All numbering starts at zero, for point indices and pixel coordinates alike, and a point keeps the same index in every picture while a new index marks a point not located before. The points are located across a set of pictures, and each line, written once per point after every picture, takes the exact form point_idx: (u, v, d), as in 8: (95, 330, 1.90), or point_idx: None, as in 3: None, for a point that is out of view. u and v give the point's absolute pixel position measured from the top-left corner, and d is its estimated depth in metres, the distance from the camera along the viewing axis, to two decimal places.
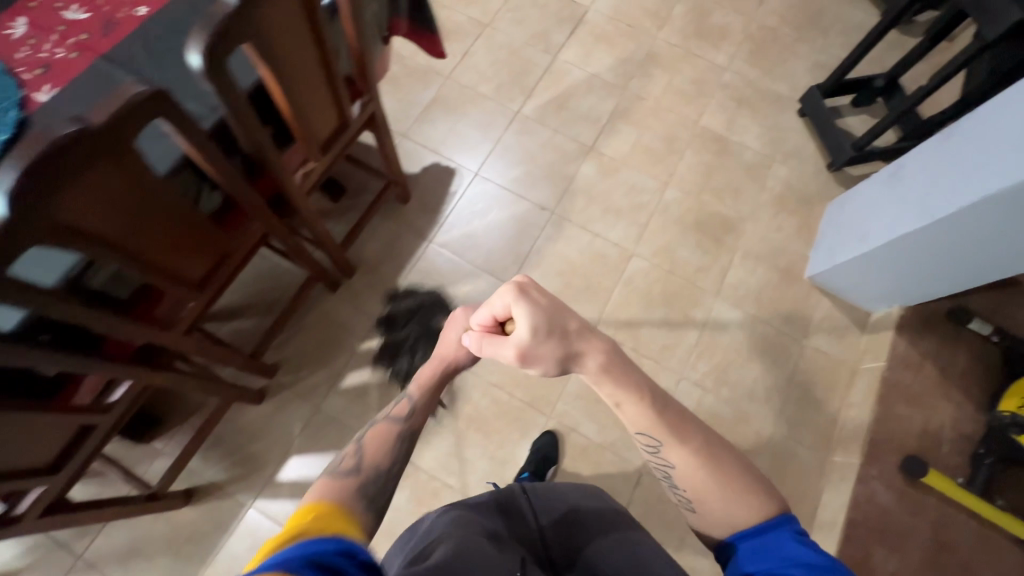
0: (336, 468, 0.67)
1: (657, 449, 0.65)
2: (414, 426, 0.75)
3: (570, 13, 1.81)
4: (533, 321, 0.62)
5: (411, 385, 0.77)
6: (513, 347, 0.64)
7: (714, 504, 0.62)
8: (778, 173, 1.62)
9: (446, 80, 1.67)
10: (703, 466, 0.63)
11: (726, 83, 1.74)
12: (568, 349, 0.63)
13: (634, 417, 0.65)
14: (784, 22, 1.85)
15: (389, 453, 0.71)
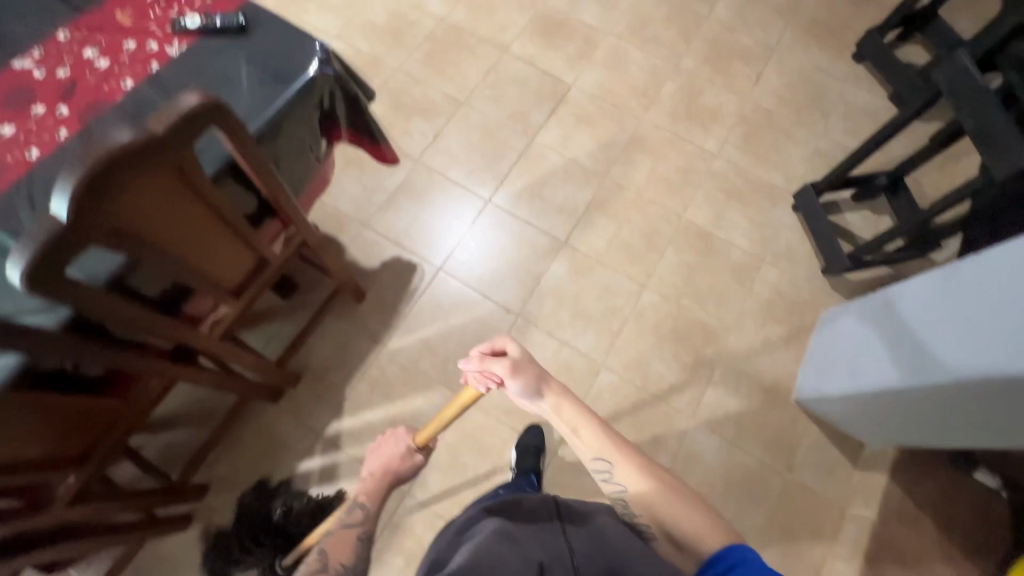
0: (303, 570, 0.72)
1: (609, 472, 0.76)
2: (370, 529, 0.81)
3: (552, 91, 1.71)
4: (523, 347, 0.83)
5: (359, 496, 0.85)
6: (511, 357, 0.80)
7: (666, 518, 0.69)
8: (767, 277, 1.49)
9: (417, 163, 1.59)
10: (654, 484, 0.73)
11: (715, 171, 1.62)
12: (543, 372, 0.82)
13: (586, 442, 0.78)
14: (782, 104, 1.72)
15: (352, 553, 0.77)
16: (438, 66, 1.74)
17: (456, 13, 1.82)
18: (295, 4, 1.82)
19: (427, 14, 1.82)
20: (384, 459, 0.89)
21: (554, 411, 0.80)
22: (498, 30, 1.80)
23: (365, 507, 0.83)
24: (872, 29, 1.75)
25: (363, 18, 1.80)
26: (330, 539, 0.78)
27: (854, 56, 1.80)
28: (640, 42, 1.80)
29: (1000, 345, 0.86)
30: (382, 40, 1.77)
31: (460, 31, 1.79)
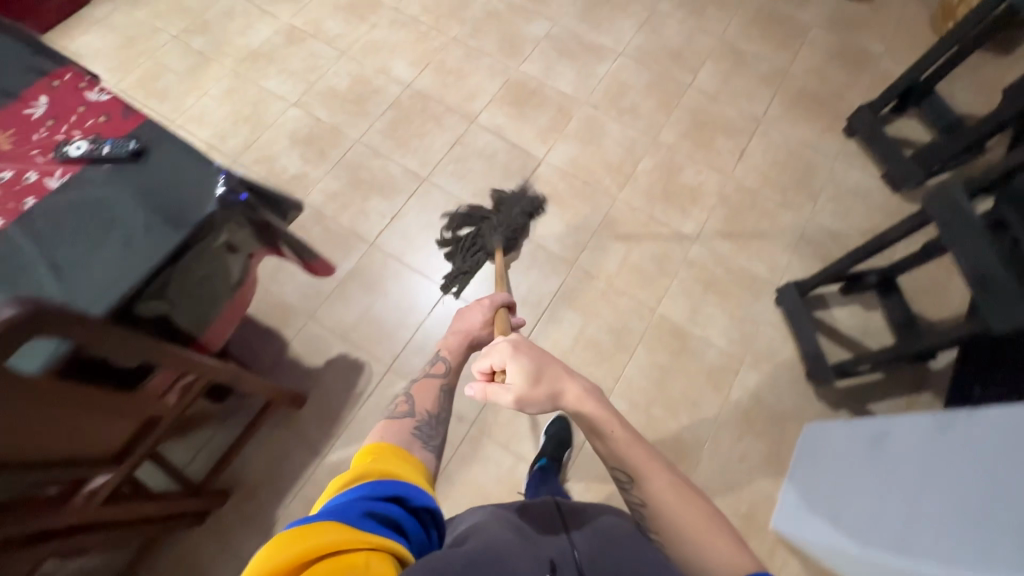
0: (392, 412, 0.75)
1: (630, 485, 0.66)
2: (451, 381, 0.85)
3: (521, 167, 1.61)
4: (525, 370, 0.65)
5: (441, 352, 0.90)
6: (512, 396, 0.66)
7: (686, 545, 0.60)
8: (746, 382, 1.37)
9: (372, 247, 1.48)
10: (676, 500, 0.63)
11: (693, 259, 1.50)
12: (557, 397, 0.66)
13: (611, 450, 0.66)
14: (767, 183, 1.61)
15: (436, 401, 0.80)
16: (401, 136, 1.64)
17: (423, 79, 1.73)
18: (254, 68, 1.73)
19: (393, 79, 1.72)
20: (466, 323, 0.95)
21: (573, 411, 0.67)
22: (467, 97, 1.70)
23: (447, 362, 0.87)
24: (864, 105, 1.64)
25: (325, 84, 1.71)
26: (416, 386, 0.82)
27: (844, 131, 1.69)
28: (617, 113, 1.69)
29: (971, 526, 0.75)
30: (343, 108, 1.67)
31: (426, 98, 1.70)
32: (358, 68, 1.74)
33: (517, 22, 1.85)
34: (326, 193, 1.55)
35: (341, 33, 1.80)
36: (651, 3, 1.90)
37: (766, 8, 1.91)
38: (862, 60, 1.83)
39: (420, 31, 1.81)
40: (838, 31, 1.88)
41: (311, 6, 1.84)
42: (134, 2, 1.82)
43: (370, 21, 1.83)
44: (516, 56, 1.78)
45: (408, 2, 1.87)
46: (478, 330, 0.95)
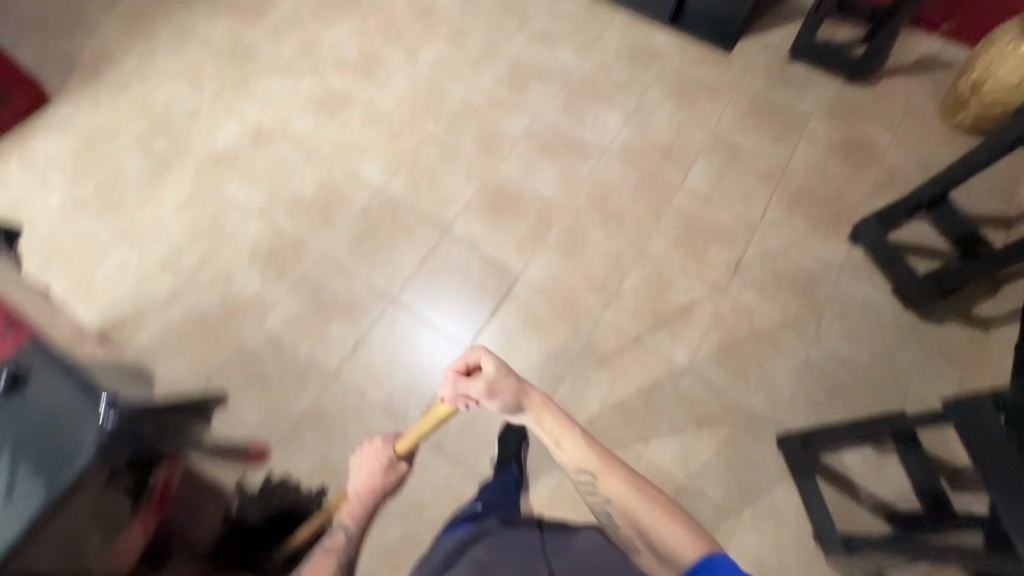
0: None
1: (594, 487, 0.82)
2: (349, 552, 0.92)
3: (496, 284, 1.48)
4: (497, 365, 0.92)
5: (343, 519, 0.97)
6: (484, 381, 0.91)
7: (648, 530, 0.74)
8: (745, 544, 1.22)
9: (331, 381, 1.36)
10: (633, 495, 0.78)
11: (684, 391, 1.36)
12: (520, 388, 0.91)
13: (572, 456, 0.86)
14: (765, 300, 1.48)
15: None
16: (368, 250, 1.52)
17: (394, 183, 1.62)
18: (216, 173, 1.64)
19: (362, 183, 1.62)
20: (367, 475, 1.01)
21: (536, 422, 0.89)
22: (441, 203, 1.59)
23: (346, 532, 0.95)
24: (873, 216, 1.50)
25: (289, 190, 1.61)
26: (309, 565, 0.87)
27: (850, 237, 1.56)
28: (601, 219, 1.58)
29: None
30: (308, 218, 1.57)
31: (397, 205, 1.59)
32: (326, 171, 1.64)
33: (496, 117, 1.74)
34: (284, 317, 1.44)
35: (310, 132, 1.71)
36: (638, 93, 1.80)
37: (761, 96, 1.80)
38: (868, 152, 1.70)
39: (393, 129, 1.72)
40: (842, 119, 1.74)
41: (280, 103, 1.76)
42: (97, 102, 1.74)
43: (341, 118, 1.74)
44: (494, 155, 1.67)
45: (382, 95, 1.78)
46: (385, 482, 1.01)
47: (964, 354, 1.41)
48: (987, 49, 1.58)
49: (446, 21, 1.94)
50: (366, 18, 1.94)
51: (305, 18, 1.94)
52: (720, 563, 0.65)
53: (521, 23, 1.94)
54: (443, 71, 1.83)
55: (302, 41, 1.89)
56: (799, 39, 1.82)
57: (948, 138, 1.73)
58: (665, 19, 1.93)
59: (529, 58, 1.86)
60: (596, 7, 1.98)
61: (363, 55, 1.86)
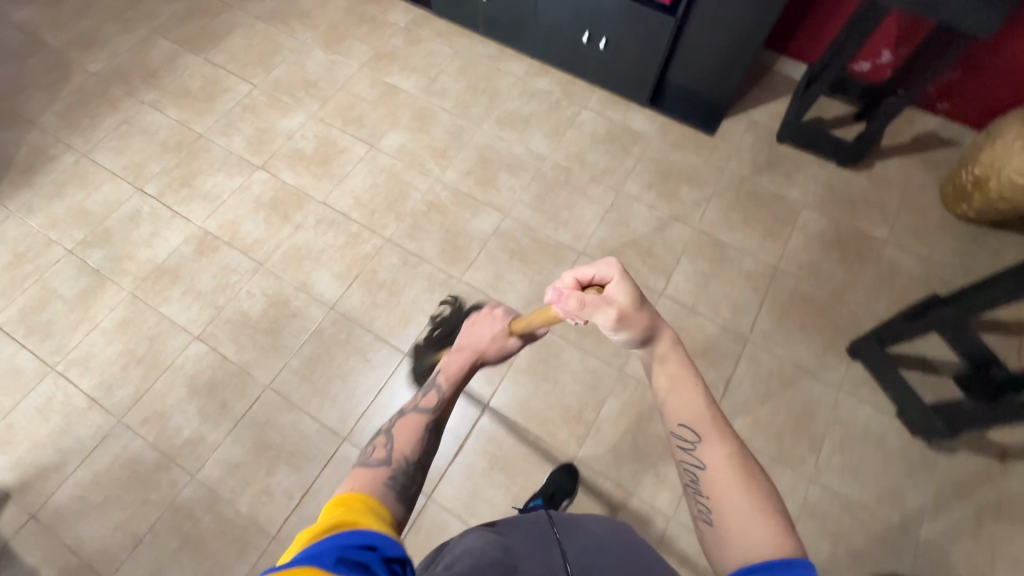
0: (368, 457, 0.70)
1: (693, 446, 0.66)
2: (441, 418, 0.81)
3: (460, 417, 1.35)
4: (629, 291, 0.70)
5: (439, 378, 0.85)
6: (613, 306, 0.69)
7: (736, 506, 0.60)
8: None
9: (274, 543, 1.21)
10: (736, 469, 0.63)
11: (669, 546, 1.23)
12: (655, 327, 0.70)
13: (685, 406, 0.67)
14: (758, 430, 1.34)
15: (417, 444, 0.76)
16: (319, 378, 1.38)
17: (350, 297, 1.49)
18: (154, 290, 1.50)
19: (315, 298, 1.49)
20: (474, 339, 0.89)
21: (659, 365, 0.70)
22: (401, 320, 1.46)
23: (440, 391, 0.83)
24: (870, 333, 1.38)
25: (235, 308, 1.47)
26: (400, 423, 0.78)
27: (848, 350, 1.42)
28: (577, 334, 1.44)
29: None
30: (254, 341, 1.43)
31: (352, 323, 1.45)
32: (276, 284, 1.51)
33: (462, 216, 1.61)
34: (223, 464, 1.29)
35: (260, 238, 1.57)
36: (616, 184, 1.67)
37: (748, 185, 1.68)
38: (862, 249, 1.58)
39: (351, 232, 1.59)
40: (832, 213, 1.63)
41: (229, 205, 1.63)
42: (29, 210, 1.60)
43: (294, 221, 1.60)
44: (460, 261, 1.54)
45: (339, 193, 1.65)
46: (490, 347, 0.88)
47: (979, 490, 1.27)
48: (991, 142, 1.44)
49: (409, 103, 1.82)
50: (323, 102, 1.82)
51: (258, 104, 1.81)
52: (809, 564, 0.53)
53: (490, 105, 1.82)
54: (406, 163, 1.71)
55: (254, 132, 1.76)
56: (783, 124, 1.72)
57: (949, 229, 1.61)
58: (643, 102, 1.81)
59: (498, 145, 1.74)
60: (569, 85, 1.86)
61: (319, 145, 1.73)
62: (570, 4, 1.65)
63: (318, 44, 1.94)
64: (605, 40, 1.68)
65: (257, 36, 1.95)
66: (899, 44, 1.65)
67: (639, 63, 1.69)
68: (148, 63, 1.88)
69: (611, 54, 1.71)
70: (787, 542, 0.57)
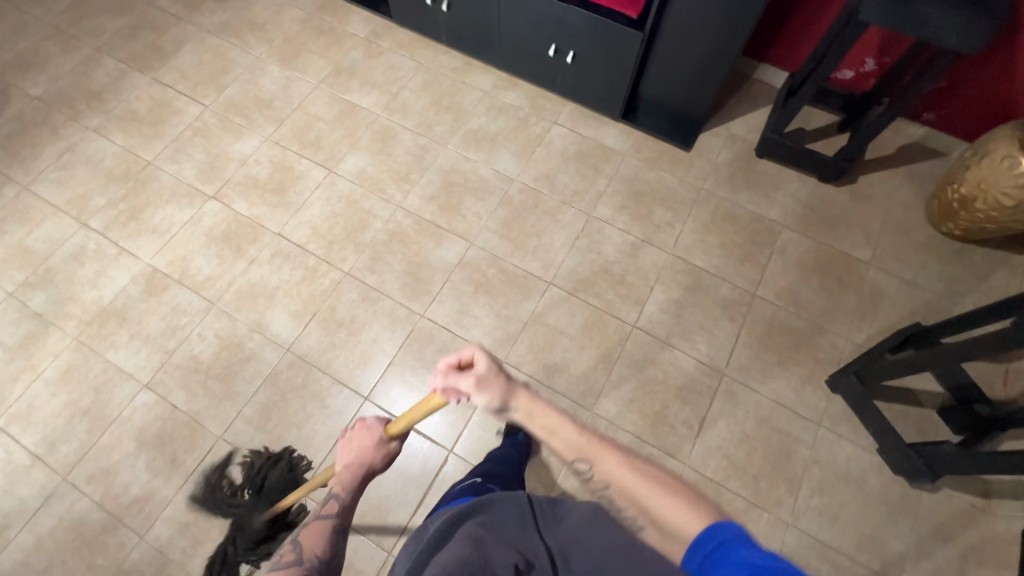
0: (277, 564, 0.75)
1: (590, 473, 0.64)
2: (344, 521, 0.87)
3: (422, 467, 1.30)
4: (489, 359, 0.73)
5: (335, 487, 0.89)
6: (473, 378, 0.72)
7: (655, 510, 0.59)
8: None
9: None
10: (634, 474, 0.62)
11: None
12: (511, 384, 0.71)
13: (565, 443, 0.66)
14: (733, 471, 1.28)
15: (327, 543, 0.81)
16: (274, 428, 1.32)
17: (306, 338, 1.42)
18: (100, 335, 1.42)
19: (270, 339, 1.42)
20: (358, 452, 0.92)
21: (526, 419, 0.69)
22: (360, 362, 1.39)
23: (337, 498, 0.88)
24: (849, 370, 1.32)
25: (185, 353, 1.40)
26: (306, 528, 0.82)
27: (828, 383, 1.37)
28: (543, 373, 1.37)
29: None
30: (206, 389, 1.36)
31: (309, 366, 1.38)
32: (229, 325, 1.43)
33: (425, 245, 1.53)
34: (173, 523, 1.23)
35: (212, 275, 1.49)
36: (587, 207, 1.59)
37: (725, 205, 1.60)
38: (844, 273, 1.51)
39: (308, 266, 1.51)
40: (813, 233, 1.56)
41: (178, 239, 1.54)
42: None
43: (247, 255, 1.52)
44: (422, 295, 1.47)
45: (295, 223, 1.57)
46: (376, 456, 0.93)
47: (961, 532, 1.23)
48: (978, 159, 1.35)
49: (370, 122, 1.72)
50: (278, 123, 1.72)
51: (210, 127, 1.71)
52: (731, 529, 0.56)
53: (454, 122, 1.73)
54: (366, 188, 1.62)
55: (206, 158, 1.66)
56: (761, 140, 1.64)
57: (933, 249, 1.54)
58: (616, 116, 1.71)
59: (463, 167, 1.65)
60: (538, 99, 1.76)
61: (274, 171, 1.64)
62: (534, 17, 1.54)
63: (273, 58, 1.84)
64: (573, 53, 1.57)
65: (209, 51, 1.85)
66: (882, 52, 1.56)
67: (610, 77, 1.59)
68: (92, 85, 1.77)
69: (580, 68, 1.61)
70: (708, 513, 0.58)
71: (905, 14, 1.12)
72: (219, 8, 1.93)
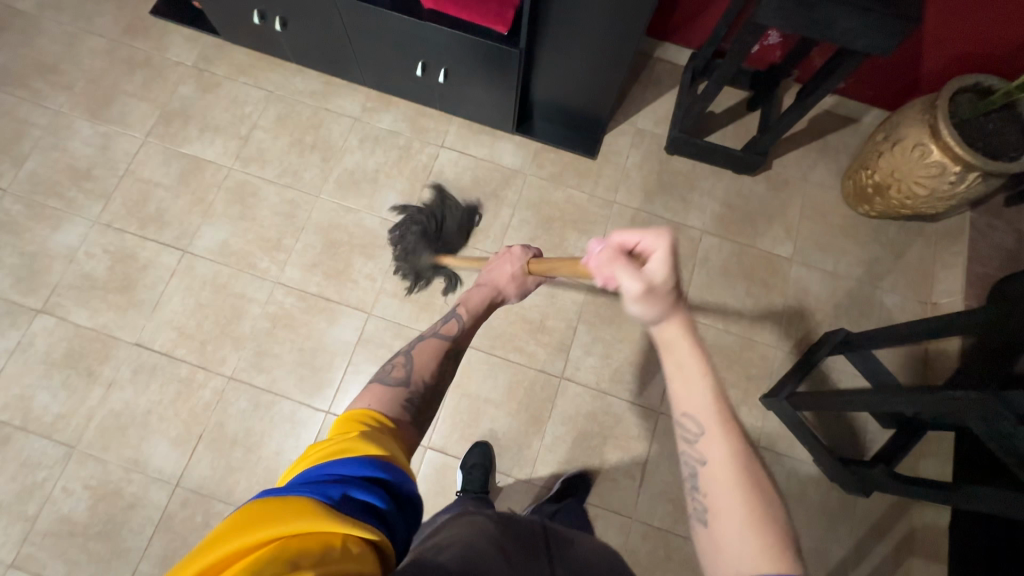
0: (387, 374, 0.71)
1: (697, 441, 0.57)
2: (461, 344, 0.82)
3: None
4: (666, 270, 0.60)
5: (461, 308, 0.88)
6: (630, 273, 0.61)
7: (733, 531, 0.52)
8: None
9: None
10: (739, 484, 0.53)
11: None
12: (668, 305, 0.59)
13: (693, 395, 0.57)
14: (679, 515, 1.26)
15: (437, 368, 0.75)
16: None
17: (197, 468, 1.23)
18: None
19: (153, 476, 1.22)
20: (495, 276, 0.97)
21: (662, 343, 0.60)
22: (266, 482, 1.23)
23: (461, 320, 0.86)
24: (781, 394, 1.28)
25: (52, 516, 1.18)
26: (422, 344, 0.79)
27: (762, 399, 1.33)
28: (473, 452, 1.25)
29: None
30: (87, 554, 1.17)
31: (207, 500, 1.21)
32: (98, 471, 1.21)
33: (317, 326, 1.33)
34: None
35: (64, 412, 1.25)
36: (493, 246, 1.42)
37: (641, 218, 1.47)
38: (767, 274, 1.45)
39: (180, 377, 1.28)
40: (734, 235, 1.47)
41: (8, 375, 1.26)
42: None
43: (103, 379, 1.27)
44: (324, 387, 1.29)
45: (154, 327, 1.31)
46: (506, 288, 0.96)
47: (895, 524, 1.27)
48: (891, 146, 1.27)
49: (221, 180, 1.43)
50: (106, 199, 1.40)
51: (15, 219, 1.37)
52: None
53: (325, 164, 1.46)
54: (232, 265, 1.37)
55: (19, 260, 1.34)
56: (670, 139, 1.48)
57: (852, 230, 1.49)
58: (510, 129, 1.50)
59: (345, 220, 1.42)
60: (418, 119, 1.51)
61: (113, 264, 1.35)
62: (389, 36, 1.26)
63: (78, 110, 1.47)
64: (444, 71, 1.32)
65: None
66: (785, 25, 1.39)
67: (493, 92, 1.36)
68: None
69: (456, 84, 1.37)
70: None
71: (808, 18, 0.98)
72: None
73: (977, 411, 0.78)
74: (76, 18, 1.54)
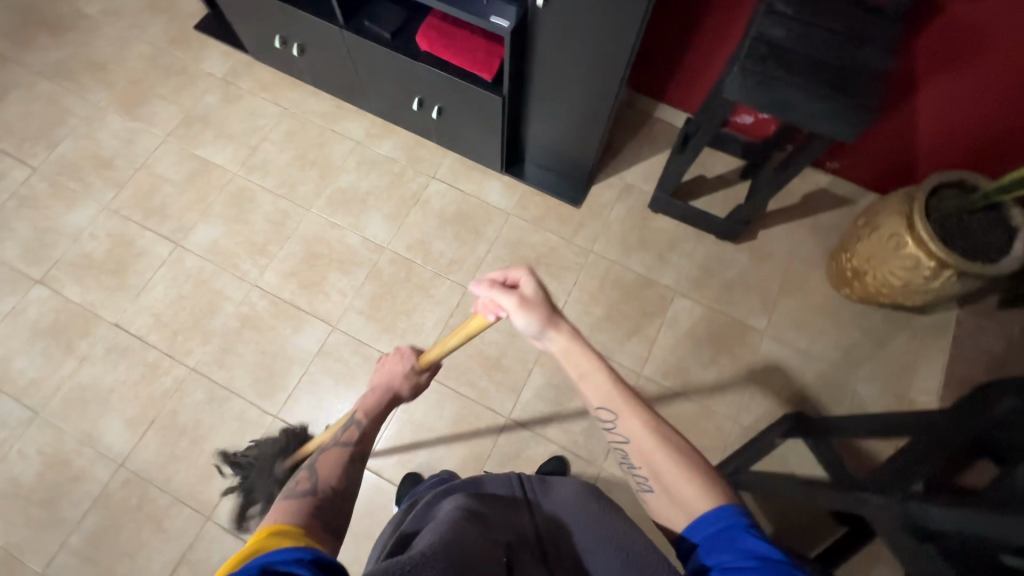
0: (291, 491, 0.65)
1: (613, 425, 0.68)
2: (366, 447, 0.77)
3: None
4: (540, 291, 0.74)
5: (356, 414, 0.81)
6: (519, 299, 0.73)
7: (667, 476, 0.62)
8: None
9: None
10: (655, 438, 0.65)
11: None
12: (549, 317, 0.73)
13: (596, 390, 0.69)
14: None
15: (343, 473, 0.71)
16: (102, 559, 1.19)
17: (144, 451, 1.27)
18: None
19: (101, 453, 1.27)
20: (387, 375, 0.87)
21: (564, 352, 0.72)
22: (204, 475, 1.26)
23: (361, 425, 0.79)
24: (728, 470, 1.24)
25: (3, 475, 1.25)
26: (322, 458, 0.73)
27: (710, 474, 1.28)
28: (403, 483, 1.24)
29: None
30: (25, 518, 1.22)
31: (145, 484, 1.24)
32: (54, 439, 1.28)
33: (282, 332, 1.38)
34: None
35: (38, 378, 1.33)
36: (464, 278, 1.45)
37: (615, 270, 1.48)
38: (736, 344, 1.41)
39: (148, 361, 1.35)
40: (708, 300, 1.46)
41: None
42: None
43: (78, 352, 1.35)
44: (277, 392, 1.33)
45: (135, 311, 1.39)
46: (403, 385, 0.86)
47: None
48: (869, 232, 1.25)
49: (224, 183, 1.53)
50: (119, 187, 1.52)
51: (38, 195, 1.50)
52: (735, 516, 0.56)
53: (321, 180, 1.54)
54: (217, 263, 1.45)
55: (32, 233, 1.46)
56: (652, 198, 1.49)
57: (833, 312, 1.44)
58: (499, 168, 1.55)
59: (329, 234, 1.48)
60: (416, 150, 1.59)
61: (112, 247, 1.45)
62: (391, 72, 1.35)
63: (113, 106, 1.61)
64: (438, 107, 1.39)
65: (38, 100, 1.61)
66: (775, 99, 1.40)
67: (482, 134, 1.42)
68: None
69: (448, 121, 1.44)
70: (719, 497, 0.59)
71: (770, 96, 0.98)
72: (50, 45, 1.67)
73: (890, 521, 0.73)
74: (131, 25, 1.71)
